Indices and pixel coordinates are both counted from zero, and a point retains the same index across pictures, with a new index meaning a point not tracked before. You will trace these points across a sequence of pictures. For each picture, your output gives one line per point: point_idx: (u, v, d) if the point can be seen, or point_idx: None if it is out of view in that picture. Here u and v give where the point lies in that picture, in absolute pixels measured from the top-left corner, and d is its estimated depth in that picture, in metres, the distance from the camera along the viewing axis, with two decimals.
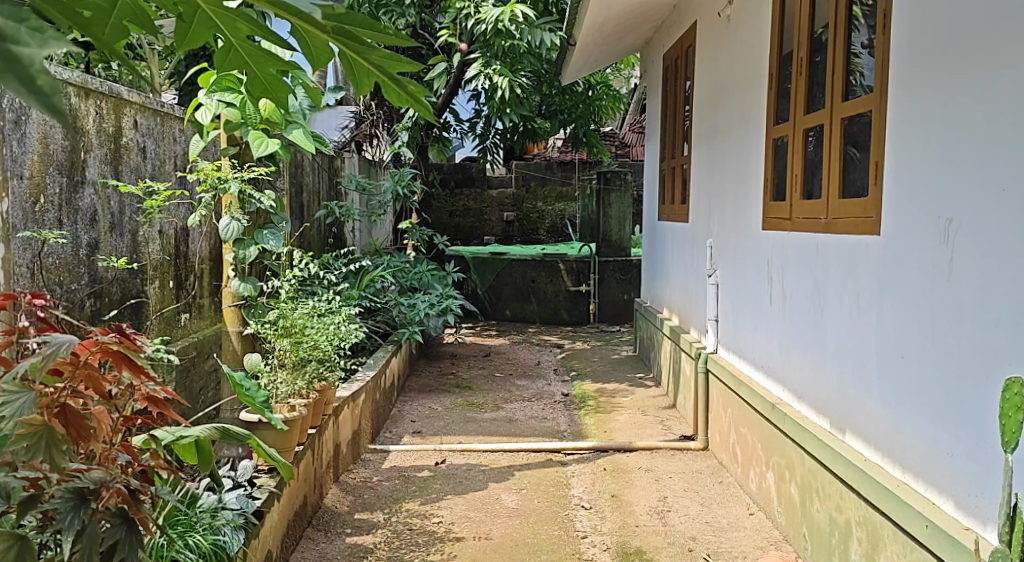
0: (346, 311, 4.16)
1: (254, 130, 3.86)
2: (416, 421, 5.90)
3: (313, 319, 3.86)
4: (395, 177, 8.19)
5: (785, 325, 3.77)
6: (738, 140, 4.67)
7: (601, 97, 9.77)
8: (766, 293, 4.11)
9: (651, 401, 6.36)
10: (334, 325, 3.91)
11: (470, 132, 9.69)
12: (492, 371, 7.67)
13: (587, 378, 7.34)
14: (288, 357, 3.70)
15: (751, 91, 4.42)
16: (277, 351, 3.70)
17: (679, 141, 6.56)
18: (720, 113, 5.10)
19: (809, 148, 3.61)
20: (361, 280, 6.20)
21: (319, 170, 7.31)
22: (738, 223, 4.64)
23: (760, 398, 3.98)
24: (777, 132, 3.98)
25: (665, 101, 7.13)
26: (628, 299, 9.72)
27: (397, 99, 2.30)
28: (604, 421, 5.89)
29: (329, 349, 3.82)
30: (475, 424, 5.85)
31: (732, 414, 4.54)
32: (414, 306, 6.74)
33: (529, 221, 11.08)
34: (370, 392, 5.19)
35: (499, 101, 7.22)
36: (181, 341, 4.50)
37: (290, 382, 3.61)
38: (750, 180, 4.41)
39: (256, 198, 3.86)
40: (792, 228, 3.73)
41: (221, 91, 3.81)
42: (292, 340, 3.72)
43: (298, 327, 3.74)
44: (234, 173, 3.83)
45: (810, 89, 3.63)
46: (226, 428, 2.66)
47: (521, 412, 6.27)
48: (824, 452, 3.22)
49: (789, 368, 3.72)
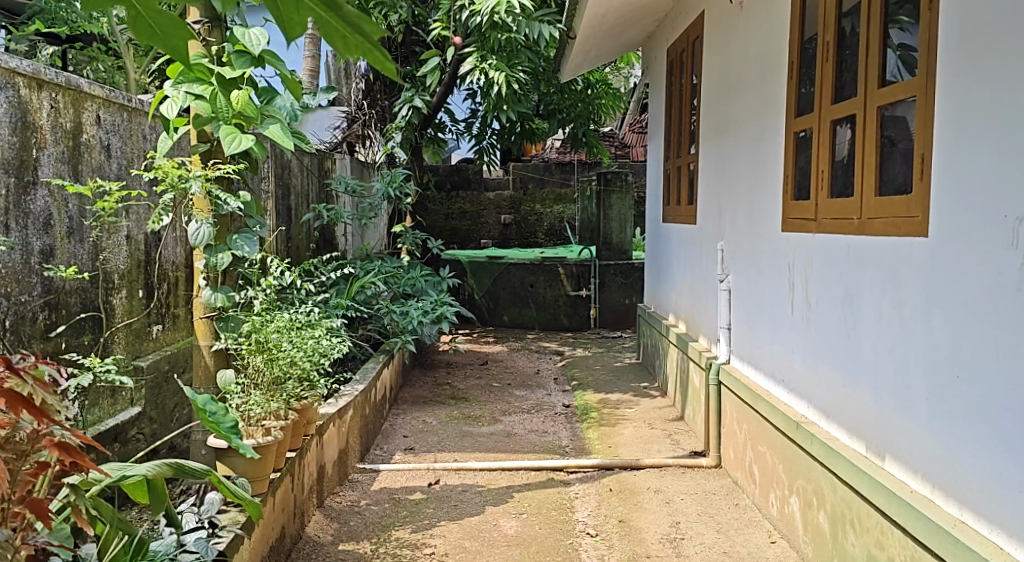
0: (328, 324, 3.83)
1: (225, 125, 3.50)
2: (409, 436, 5.55)
3: (291, 334, 3.53)
4: (387, 178, 7.82)
5: (809, 336, 3.45)
6: (751, 135, 4.35)
7: (601, 95, 9.42)
8: (785, 300, 3.79)
9: (657, 413, 6.01)
10: (313, 339, 3.59)
11: (466, 132, 9.48)
12: (489, 380, 7.33)
13: (589, 388, 7.00)
14: (262, 377, 3.37)
15: (766, 82, 4.10)
16: (250, 368, 3.38)
17: (685, 139, 6.23)
18: (730, 107, 4.77)
19: (837, 141, 3.29)
20: (351, 287, 5.87)
21: (307, 171, 6.99)
22: (753, 224, 4.32)
23: (780, 415, 3.65)
24: (799, 125, 3.65)
25: (671, 99, 6.77)
26: (628, 304, 9.39)
27: (347, 50, 2.05)
28: (609, 435, 5.55)
29: (307, 366, 3.50)
30: (471, 440, 5.50)
31: (748, 431, 4.21)
32: (406, 313, 6.39)
33: (527, 223, 10.75)
34: (358, 407, 4.85)
35: (495, 98, 6.90)
36: (150, 355, 4.17)
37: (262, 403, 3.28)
38: (765, 178, 4.09)
39: (223, 199, 3.50)
40: (817, 229, 3.41)
41: (189, 82, 3.51)
42: (266, 356, 3.39)
43: (275, 342, 3.41)
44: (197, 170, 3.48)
45: (838, 76, 3.29)
46: (176, 463, 2.36)
47: (519, 425, 5.93)
48: (860, 480, 2.90)
49: (813, 382, 3.40)
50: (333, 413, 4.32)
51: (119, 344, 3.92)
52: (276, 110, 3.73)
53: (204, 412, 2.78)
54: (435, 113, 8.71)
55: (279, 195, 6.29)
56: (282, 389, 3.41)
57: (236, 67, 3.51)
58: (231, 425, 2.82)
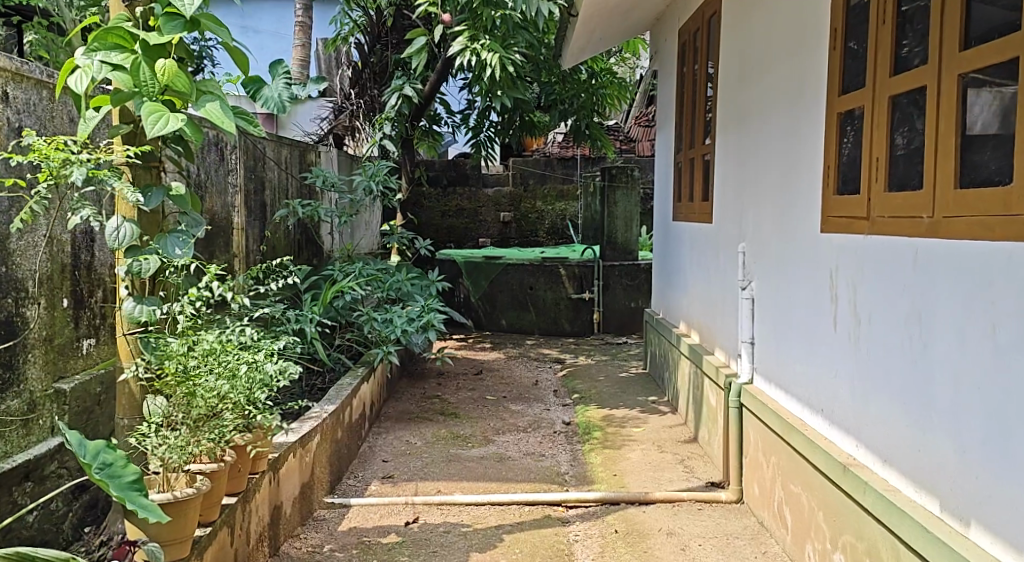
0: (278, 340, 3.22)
1: (150, 102, 2.87)
2: (389, 460, 4.94)
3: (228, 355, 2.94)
4: (370, 171, 7.12)
5: (861, 359, 2.86)
6: (780, 118, 3.74)
7: (606, 85, 8.78)
8: (823, 316, 3.19)
9: (667, 433, 5.40)
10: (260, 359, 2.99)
11: (462, 124, 8.86)
12: (483, 392, 6.72)
13: (592, 402, 6.38)
14: (181, 414, 2.76)
15: (800, 58, 3.49)
16: (168, 401, 2.76)
17: (699, 130, 5.60)
18: (755, 91, 4.16)
19: (897, 119, 2.67)
20: (326, 294, 5.25)
21: (284, 164, 6.37)
22: (782, 223, 3.71)
23: (822, 453, 3.05)
24: (845, 103, 3.04)
25: (682, 86, 6.16)
26: (634, 308, 8.76)
27: None
28: (614, 460, 4.94)
29: (245, 397, 2.86)
30: (459, 465, 4.89)
31: (776, 465, 3.61)
32: (390, 321, 5.77)
33: (527, 221, 10.13)
34: (326, 432, 4.25)
35: (489, 82, 6.25)
36: (77, 377, 3.54)
37: (180, 448, 2.67)
38: (799, 171, 3.47)
39: (123, 190, 2.88)
40: (870, 228, 2.81)
41: (106, 49, 2.90)
42: (185, 392, 2.76)
43: (200, 370, 2.79)
44: (86, 154, 2.87)
45: (899, 40, 2.68)
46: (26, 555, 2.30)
47: (513, 447, 5.32)
48: (936, 553, 2.32)
49: (866, 416, 2.81)
50: (290, 444, 3.70)
51: (34, 363, 3.31)
52: (215, 86, 3.08)
53: (93, 470, 2.21)
54: (428, 103, 8.04)
55: (252, 189, 5.68)
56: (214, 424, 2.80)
57: (163, 32, 2.90)
58: (132, 482, 2.28)
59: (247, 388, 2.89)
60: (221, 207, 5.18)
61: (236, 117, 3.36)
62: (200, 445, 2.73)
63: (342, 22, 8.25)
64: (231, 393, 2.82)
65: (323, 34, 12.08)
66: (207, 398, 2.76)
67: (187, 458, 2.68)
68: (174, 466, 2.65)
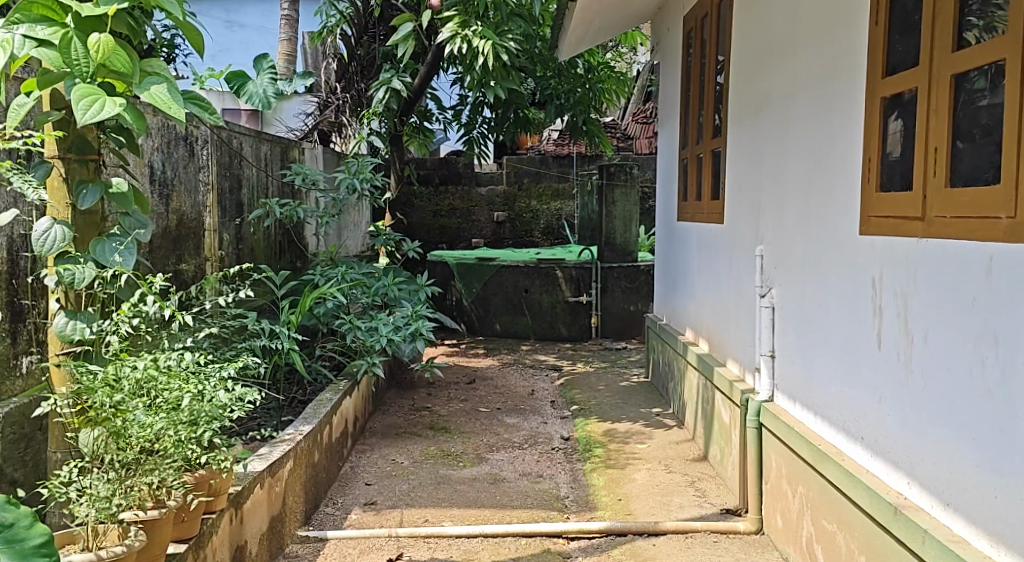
0: (237, 362, 2.82)
1: (83, 85, 2.45)
2: (372, 483, 4.53)
3: (178, 381, 2.56)
4: (353, 168, 6.56)
5: (915, 383, 2.48)
6: (803, 108, 3.35)
7: (603, 79, 8.32)
8: (864, 330, 2.79)
9: (675, 450, 5.00)
10: (213, 388, 2.60)
11: (454, 121, 8.41)
12: (476, 404, 6.30)
13: (591, 414, 5.97)
14: (113, 453, 2.35)
15: (830, 38, 3.08)
16: (95, 440, 2.36)
17: (707, 125, 5.18)
18: (774, 76, 3.75)
19: (963, 101, 2.31)
20: (304, 302, 4.83)
21: (263, 161, 5.95)
22: (807, 224, 3.32)
23: (864, 490, 2.66)
24: (889, 85, 2.64)
25: (687, 78, 5.75)
26: (634, 312, 8.33)
27: None
28: (618, 483, 4.53)
29: (185, 435, 2.48)
30: (449, 489, 4.47)
31: (803, 495, 3.22)
32: (375, 330, 5.33)
33: (522, 221, 9.72)
34: (300, 457, 3.84)
35: (480, 73, 5.75)
36: (13, 400, 2.99)
37: (107, 500, 2.28)
38: (831, 165, 3.05)
39: None
40: (926, 231, 2.44)
41: (31, 22, 2.48)
42: (111, 432, 2.36)
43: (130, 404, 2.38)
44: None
45: (965, 10, 2.30)
46: None
47: (508, 466, 4.90)
48: None
49: (920, 451, 2.45)
50: (257, 474, 3.29)
51: None
52: (161, 67, 2.69)
53: None
54: (418, 97, 7.63)
55: (226, 187, 5.25)
56: (153, 463, 2.40)
57: (99, 4, 2.49)
58: (38, 545, 2.01)
59: (192, 422, 2.50)
60: (191, 207, 4.76)
61: (187, 103, 2.95)
62: (132, 493, 2.34)
63: (327, 13, 7.76)
64: (169, 430, 2.44)
65: (310, 28, 11.66)
66: (142, 438, 2.38)
67: (117, 510, 2.29)
68: (101, 520, 2.27)
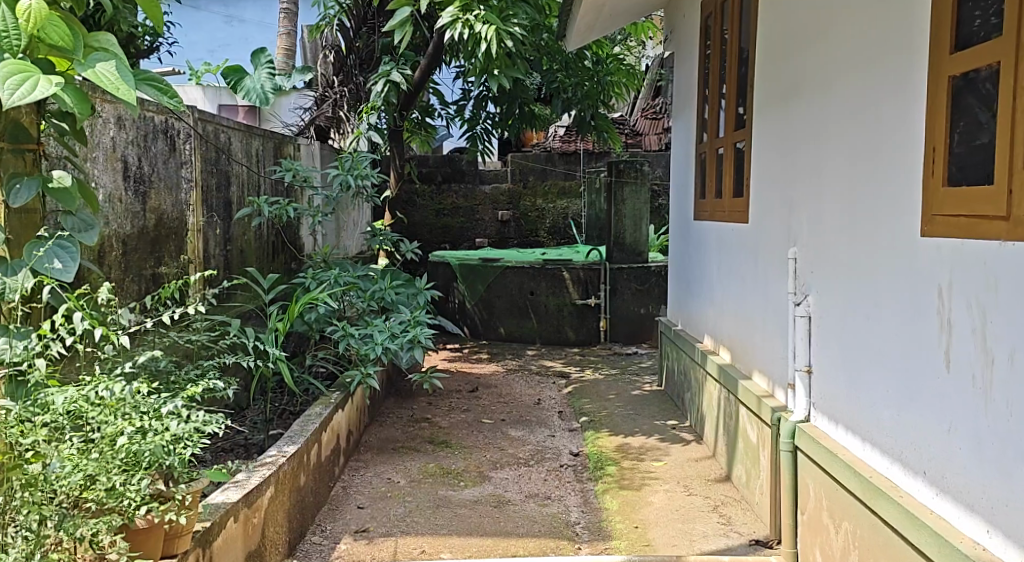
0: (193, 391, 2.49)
1: (12, 60, 2.14)
2: (365, 506, 4.15)
3: (112, 417, 2.30)
4: (347, 163, 6.12)
5: (998, 414, 2.12)
6: (846, 90, 2.96)
7: (613, 72, 7.91)
8: (926, 349, 2.43)
9: (694, 469, 4.61)
10: (156, 426, 2.33)
11: (457, 117, 7.98)
12: (479, 414, 5.92)
13: (601, 426, 5.59)
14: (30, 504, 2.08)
15: (874, 20, 2.74)
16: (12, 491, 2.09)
17: (729, 116, 4.78)
18: (807, 62, 3.39)
19: None
20: (292, 309, 4.43)
21: (253, 157, 5.56)
22: (853, 223, 2.93)
23: (931, 536, 2.30)
24: (960, 63, 2.27)
25: (705, 65, 5.35)
26: (645, 315, 7.94)
27: None
28: (634, 507, 4.14)
29: (120, 480, 2.22)
30: (449, 513, 4.08)
31: (849, 532, 2.85)
32: (370, 337, 4.94)
33: (527, 220, 9.33)
34: (284, 482, 3.47)
35: (484, 62, 5.38)
36: None
37: None
38: (879, 162, 2.70)
39: None
40: (1011, 232, 2.10)
41: None
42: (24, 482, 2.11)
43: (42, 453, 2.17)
44: None
45: None
46: None
47: (513, 486, 4.52)
48: None
49: (1004, 495, 2.10)
50: (231, 506, 2.93)
51: None
52: (111, 42, 2.38)
53: None
54: (419, 90, 7.21)
55: (212, 184, 4.86)
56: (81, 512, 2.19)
57: None
58: None
59: (127, 465, 2.26)
60: (172, 205, 4.38)
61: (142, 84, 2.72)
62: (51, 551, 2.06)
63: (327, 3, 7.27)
64: (102, 475, 2.20)
65: (308, 21, 11.25)
66: (65, 488, 2.15)
67: None
68: None
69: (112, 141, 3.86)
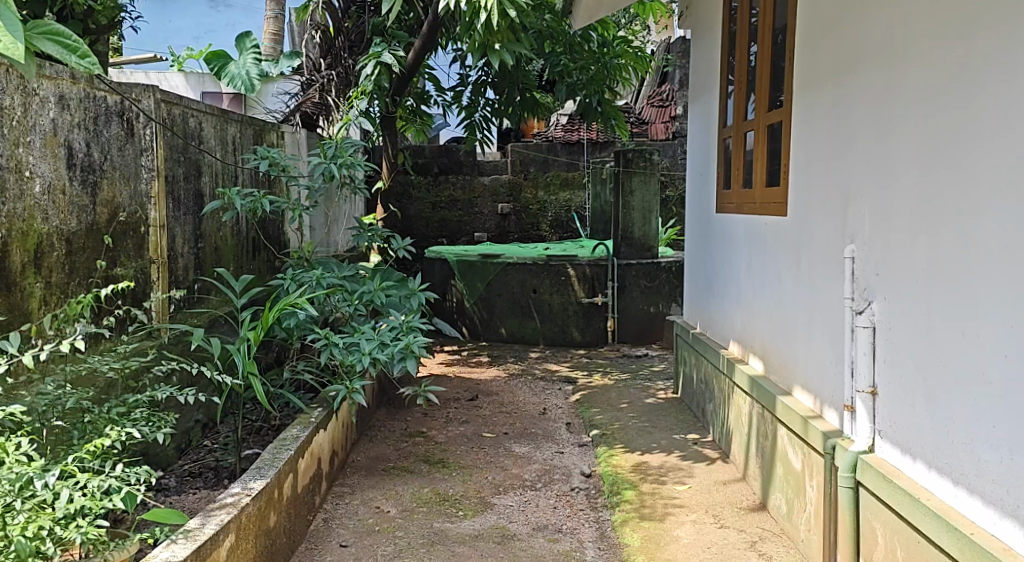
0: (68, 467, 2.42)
1: None
2: (349, 544, 3.61)
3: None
4: (331, 151, 5.50)
5: None
6: (933, 65, 2.49)
7: (621, 54, 7.27)
8: None
9: (725, 495, 4.06)
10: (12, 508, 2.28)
11: (454, 103, 7.35)
12: (479, 427, 5.37)
13: (614, 441, 5.03)
14: None
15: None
16: None
17: (761, 93, 4.21)
18: (865, 37, 2.91)
19: None
20: (263, 318, 3.84)
21: (229, 143, 4.99)
22: (944, 223, 2.45)
23: None
24: None
25: (730, 40, 4.78)
26: (656, 314, 7.38)
27: None
28: (658, 544, 3.59)
29: None
30: (446, 552, 3.55)
31: None
32: (356, 346, 4.37)
33: (529, 213, 8.76)
34: (249, 527, 2.92)
35: (484, 34, 4.78)
36: None
37: None
38: (929, 151, 2.51)
39: None
40: None
41: None
42: None
43: None
44: None
45: None
46: None
47: (518, 516, 3.97)
48: None
49: None
50: None
51: None
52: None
53: None
54: (413, 73, 6.60)
55: (178, 174, 4.27)
56: None
57: None
58: None
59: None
60: (130, 197, 3.78)
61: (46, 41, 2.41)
62: None
63: None
64: None
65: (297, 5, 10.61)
66: None
67: None
68: None
69: (52, 123, 3.31)
